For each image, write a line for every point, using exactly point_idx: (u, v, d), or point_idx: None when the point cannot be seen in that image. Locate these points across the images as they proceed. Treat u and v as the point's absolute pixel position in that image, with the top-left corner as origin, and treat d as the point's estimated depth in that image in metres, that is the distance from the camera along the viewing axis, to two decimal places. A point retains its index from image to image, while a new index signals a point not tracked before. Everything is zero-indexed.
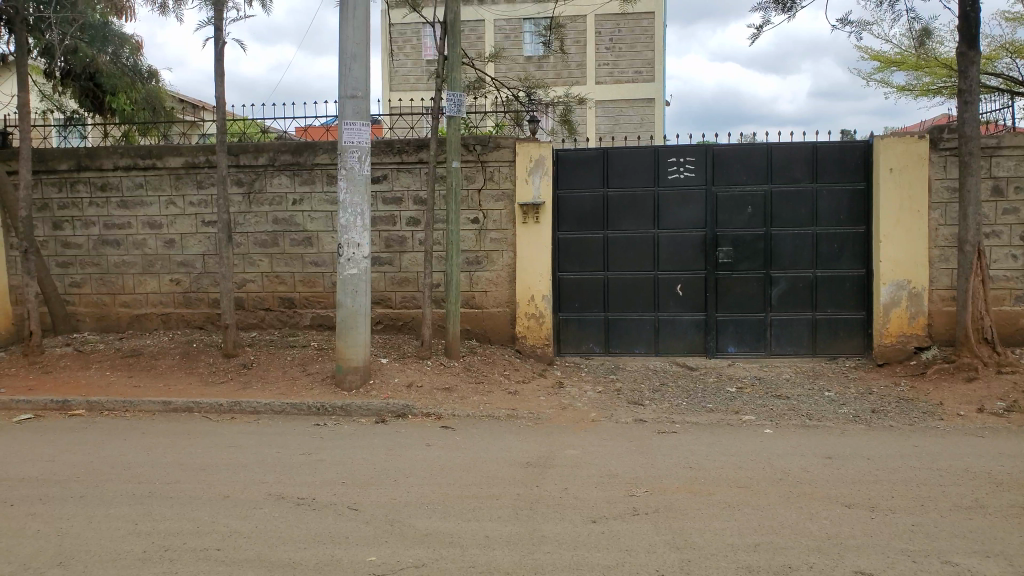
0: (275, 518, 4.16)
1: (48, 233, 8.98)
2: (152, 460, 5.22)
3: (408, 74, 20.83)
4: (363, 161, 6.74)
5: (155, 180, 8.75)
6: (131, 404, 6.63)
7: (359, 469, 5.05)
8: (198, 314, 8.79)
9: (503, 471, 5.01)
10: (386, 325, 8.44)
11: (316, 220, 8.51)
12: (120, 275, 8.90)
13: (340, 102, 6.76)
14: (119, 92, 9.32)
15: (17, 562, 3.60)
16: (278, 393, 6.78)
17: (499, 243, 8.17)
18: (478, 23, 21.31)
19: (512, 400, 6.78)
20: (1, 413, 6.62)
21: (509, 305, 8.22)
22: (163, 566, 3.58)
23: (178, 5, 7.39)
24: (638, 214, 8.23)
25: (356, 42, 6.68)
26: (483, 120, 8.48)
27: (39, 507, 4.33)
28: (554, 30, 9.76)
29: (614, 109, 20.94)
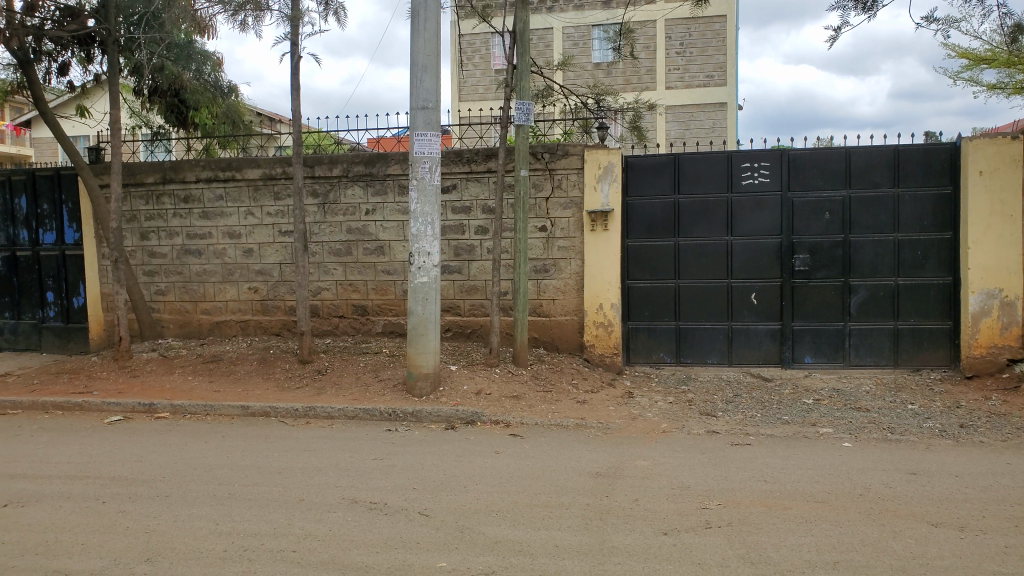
0: (348, 522, 4.24)
1: (136, 243, 9.42)
2: (231, 463, 5.39)
3: (477, 84, 21.06)
4: (434, 171, 6.83)
5: (235, 192, 9.07)
6: (212, 408, 6.88)
7: (430, 475, 5.11)
8: (276, 321, 9.05)
9: (573, 481, 4.98)
10: (455, 332, 8.54)
11: (388, 229, 8.67)
12: (202, 283, 9.26)
13: (411, 113, 6.88)
14: (202, 106, 9.69)
15: (109, 557, 3.77)
16: (351, 399, 6.93)
17: (568, 251, 8.16)
18: (547, 31, 21.37)
19: (581, 410, 6.75)
20: (93, 415, 6.96)
21: (578, 313, 8.19)
22: (242, 565, 3.69)
23: (258, 22, 7.66)
24: (710, 221, 8.09)
25: (427, 53, 6.78)
26: (552, 128, 8.38)
27: (128, 505, 4.53)
28: (624, 35, 9.68)
29: (685, 114, 20.74)
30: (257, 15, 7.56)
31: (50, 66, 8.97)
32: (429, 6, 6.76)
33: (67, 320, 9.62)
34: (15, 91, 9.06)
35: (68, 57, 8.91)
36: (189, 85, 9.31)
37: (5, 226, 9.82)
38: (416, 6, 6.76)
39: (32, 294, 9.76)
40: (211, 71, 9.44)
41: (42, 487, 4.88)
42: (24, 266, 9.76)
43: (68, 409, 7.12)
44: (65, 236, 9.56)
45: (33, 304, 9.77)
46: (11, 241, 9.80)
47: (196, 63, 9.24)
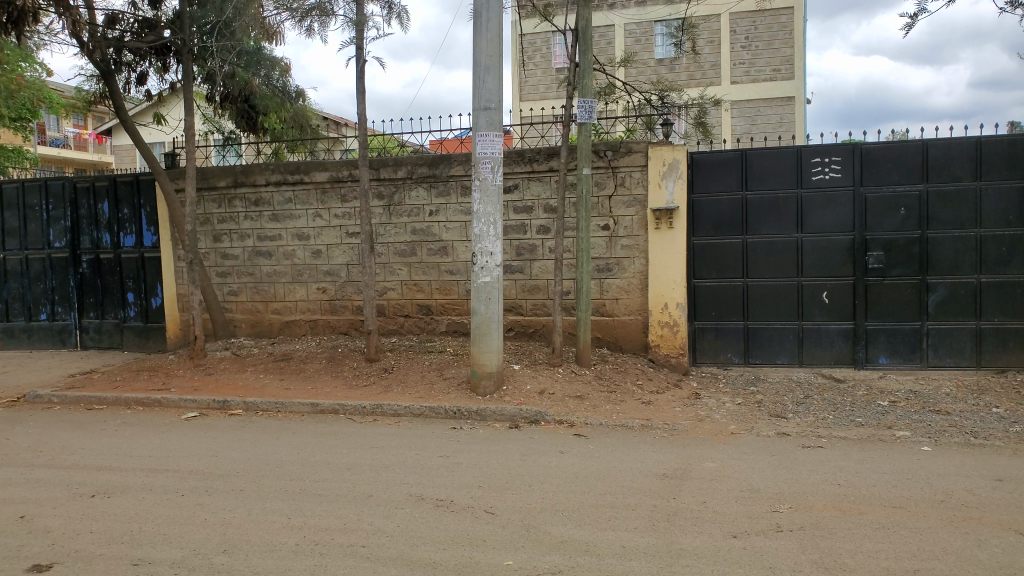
0: (416, 519, 4.30)
1: (210, 245, 9.74)
2: (302, 459, 5.53)
3: (538, 83, 21.06)
4: (497, 171, 6.86)
5: (303, 194, 9.29)
6: (283, 405, 7.06)
7: (495, 473, 5.13)
8: (343, 321, 9.24)
9: (639, 482, 4.93)
10: (518, 332, 8.56)
11: (452, 230, 8.75)
12: (273, 283, 9.51)
13: (473, 114, 6.92)
14: (271, 111, 9.94)
15: (189, 547, 3.91)
16: (417, 397, 7.02)
17: (631, 250, 8.08)
18: (608, 28, 21.35)
19: (646, 411, 6.67)
20: (171, 411, 7.23)
21: (642, 313, 8.11)
22: (314, 559, 3.77)
23: (325, 28, 7.83)
24: (779, 218, 7.91)
25: (489, 54, 6.81)
26: (614, 126, 8.28)
27: (206, 498, 4.69)
28: (687, 31, 9.53)
29: (752, 109, 20.27)
30: (323, 20, 7.72)
31: (129, 76, 9.33)
32: (491, 7, 6.78)
33: (146, 320, 10.02)
34: (97, 101, 9.46)
35: (146, 67, 9.26)
36: (259, 91, 9.57)
37: (89, 230, 10.28)
38: (478, 7, 6.80)
39: (114, 295, 10.19)
40: (280, 76, 9.68)
41: (126, 479, 5.10)
42: (107, 268, 10.19)
43: (148, 405, 7.42)
44: (144, 239, 9.95)
45: (115, 305, 10.20)
46: (95, 245, 10.25)
47: (265, 68, 9.50)
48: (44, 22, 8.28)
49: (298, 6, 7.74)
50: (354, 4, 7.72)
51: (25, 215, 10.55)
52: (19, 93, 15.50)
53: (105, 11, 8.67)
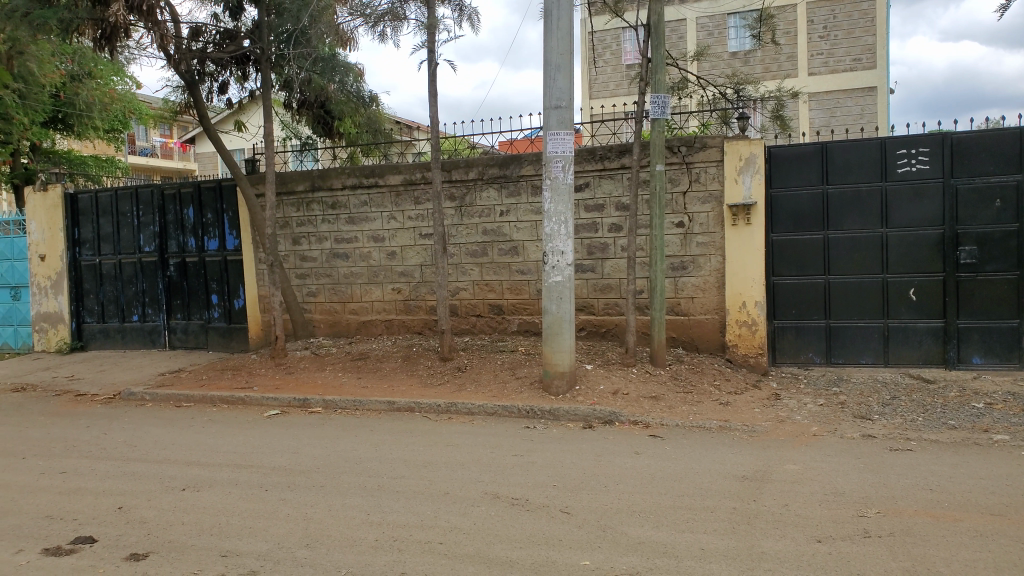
0: (492, 517, 4.32)
1: (289, 248, 10.04)
2: (379, 456, 5.63)
3: (608, 81, 20.90)
4: (568, 170, 6.83)
5: (378, 197, 9.46)
6: (360, 403, 7.21)
7: (569, 473, 5.11)
8: (417, 320, 9.38)
9: (717, 484, 4.83)
10: (590, 331, 8.51)
11: (523, 229, 8.76)
12: (350, 285, 9.73)
13: (545, 113, 6.91)
14: (346, 116, 10.17)
15: (274, 541, 4.03)
16: (490, 396, 7.05)
17: (707, 247, 7.93)
18: (680, 23, 21.05)
19: (723, 412, 6.53)
20: (254, 409, 7.48)
21: (719, 312, 7.95)
22: (393, 555, 3.83)
23: (397, 32, 7.98)
24: (863, 212, 7.62)
25: (561, 52, 6.79)
26: (688, 120, 8.20)
27: (288, 494, 4.82)
28: (764, 22, 9.28)
29: (832, 101, 19.62)
30: (395, 24, 7.85)
31: (212, 86, 9.70)
32: (562, 5, 6.76)
33: (230, 321, 10.38)
34: (182, 110, 9.86)
35: (227, 76, 9.61)
36: (334, 97, 9.82)
37: (176, 234, 10.71)
38: (548, 5, 6.79)
39: (199, 297, 10.60)
40: (354, 81, 9.90)
41: (213, 474, 5.30)
42: (193, 271, 10.61)
43: (232, 403, 7.69)
44: (227, 242, 10.31)
45: (200, 306, 10.61)
46: (181, 248, 10.68)
47: (340, 74, 9.70)
48: (133, 38, 8.67)
49: (371, 12, 7.88)
50: (426, 9, 7.83)
51: (118, 221, 11.09)
52: (110, 106, 16.48)
53: (189, 24, 9.02)
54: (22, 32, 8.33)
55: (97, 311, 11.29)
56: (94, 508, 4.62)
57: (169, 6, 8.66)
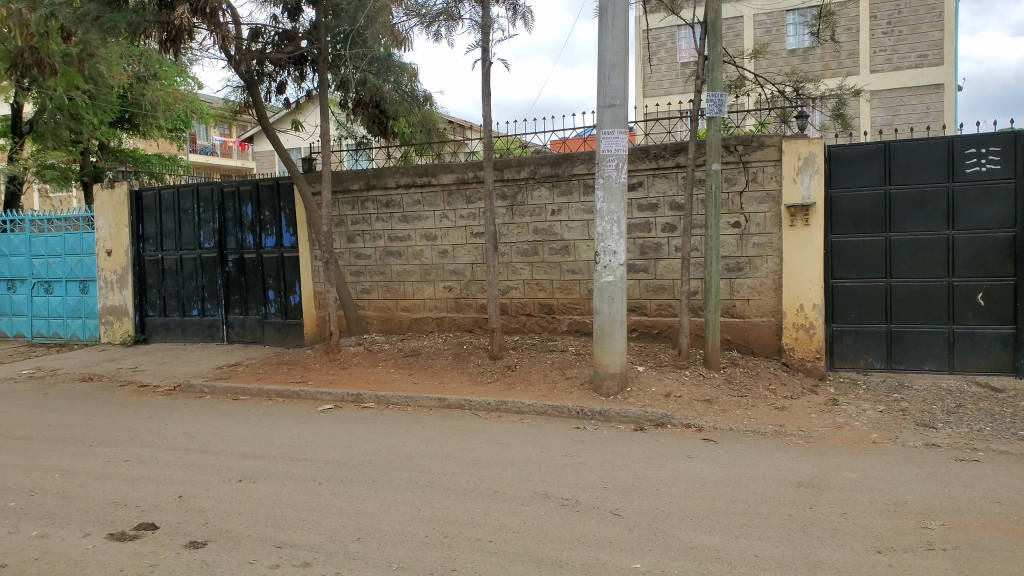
0: (543, 516, 4.31)
1: (344, 245, 10.20)
2: (430, 452, 5.67)
3: (662, 79, 20.68)
4: (621, 169, 6.77)
5: (431, 196, 9.53)
6: (412, 400, 7.28)
7: (620, 475, 5.07)
8: (468, 318, 9.42)
9: (773, 490, 4.72)
10: (642, 332, 8.43)
11: (574, 229, 8.72)
12: (402, 282, 9.83)
13: (598, 111, 6.87)
14: (400, 116, 10.30)
15: (326, 534, 4.08)
16: (541, 395, 7.04)
17: (764, 248, 7.78)
18: (736, 20, 20.71)
19: (779, 416, 6.39)
20: (308, 403, 7.61)
21: (775, 315, 7.79)
22: (444, 551, 3.85)
23: (451, 32, 8.03)
24: (928, 213, 7.38)
25: (615, 51, 6.74)
26: (745, 119, 8.05)
27: (341, 488, 4.89)
28: (824, 18, 9.05)
29: (894, 99, 19.07)
30: (450, 24, 7.90)
31: (270, 86, 9.91)
32: (617, 3, 6.70)
33: (285, 316, 10.57)
34: (242, 110, 10.08)
35: (285, 76, 9.82)
36: (389, 97, 9.94)
37: (235, 231, 10.96)
38: (604, 4, 6.74)
39: (257, 292, 10.83)
40: (408, 81, 9.99)
41: (268, 466, 5.41)
42: (251, 267, 10.85)
43: (287, 397, 7.84)
44: (284, 240, 10.51)
45: (257, 301, 10.84)
46: (240, 245, 10.92)
47: (395, 75, 9.84)
48: (197, 40, 8.92)
49: (426, 12, 7.95)
50: (480, 8, 7.86)
51: (180, 218, 11.40)
52: (175, 106, 16.93)
53: (250, 25, 9.22)
54: (93, 34, 8.61)
55: (159, 304, 11.64)
56: (155, 496, 4.76)
57: (230, 8, 8.86)
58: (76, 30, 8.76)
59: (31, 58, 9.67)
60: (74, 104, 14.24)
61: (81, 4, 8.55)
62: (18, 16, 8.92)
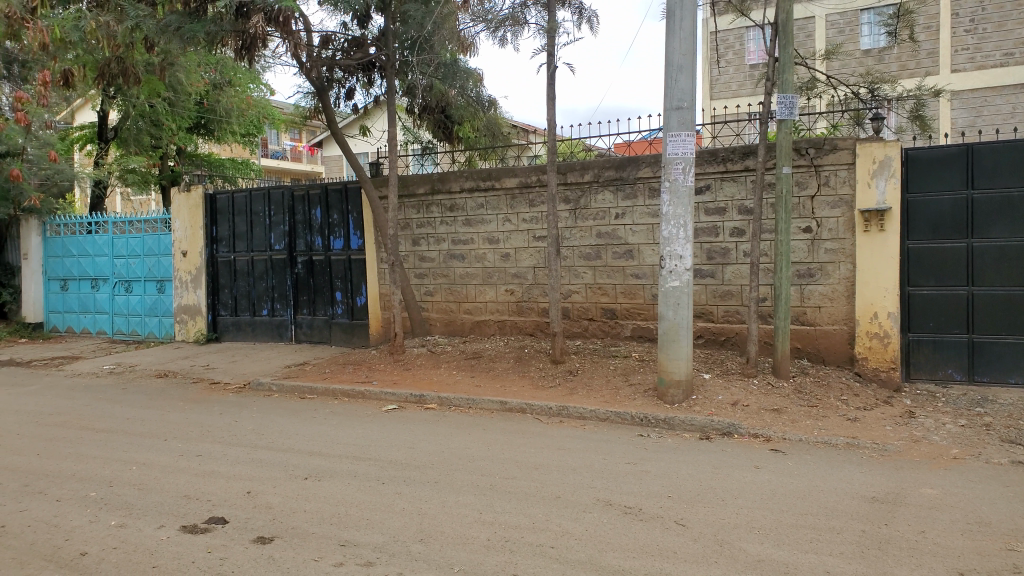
0: (605, 524, 4.25)
1: (409, 248, 10.33)
2: (492, 455, 5.67)
3: (730, 81, 20.32)
4: (688, 172, 6.66)
5: (494, 200, 9.55)
6: (474, 402, 7.31)
7: (684, 485, 4.96)
8: (529, 322, 9.40)
9: (844, 504, 4.56)
10: (708, 339, 8.27)
11: (638, 233, 8.61)
12: (466, 285, 9.89)
13: (665, 114, 6.77)
14: (465, 121, 10.40)
15: (389, 533, 4.12)
16: (603, 401, 6.96)
17: (836, 254, 7.55)
18: (808, 21, 20.25)
19: (851, 428, 6.17)
20: (373, 403, 7.72)
21: (848, 323, 7.55)
22: (505, 555, 3.84)
23: (516, 37, 8.05)
24: (1014, 219, 7.02)
25: (684, 53, 6.64)
26: (817, 122, 7.83)
27: (404, 488, 4.93)
28: (903, 16, 8.71)
29: (978, 99, 18.27)
30: (516, 29, 7.92)
31: (339, 92, 10.11)
32: (686, 5, 6.60)
33: (352, 317, 10.76)
34: (312, 116, 10.30)
35: (354, 82, 10.04)
36: (455, 103, 10.06)
37: (304, 234, 11.21)
38: (672, 5, 6.64)
39: (324, 293, 11.05)
40: (474, 87, 10.09)
41: (334, 464, 5.50)
42: (319, 268, 11.08)
43: (352, 396, 7.97)
44: (351, 242, 10.70)
45: (325, 302, 11.06)
46: (308, 247, 11.17)
47: (461, 80, 9.95)
48: (269, 48, 9.17)
49: (493, 17, 7.99)
50: (546, 12, 7.85)
51: (251, 220, 11.72)
52: (248, 111, 17.42)
53: (320, 32, 9.43)
54: (174, 44, 8.97)
55: (231, 304, 11.99)
56: (225, 491, 4.89)
57: (302, 17, 9.08)
58: (159, 41, 9.12)
59: (117, 67, 9.98)
60: (154, 110, 14.90)
61: (164, 15, 8.91)
62: (106, 28, 9.24)
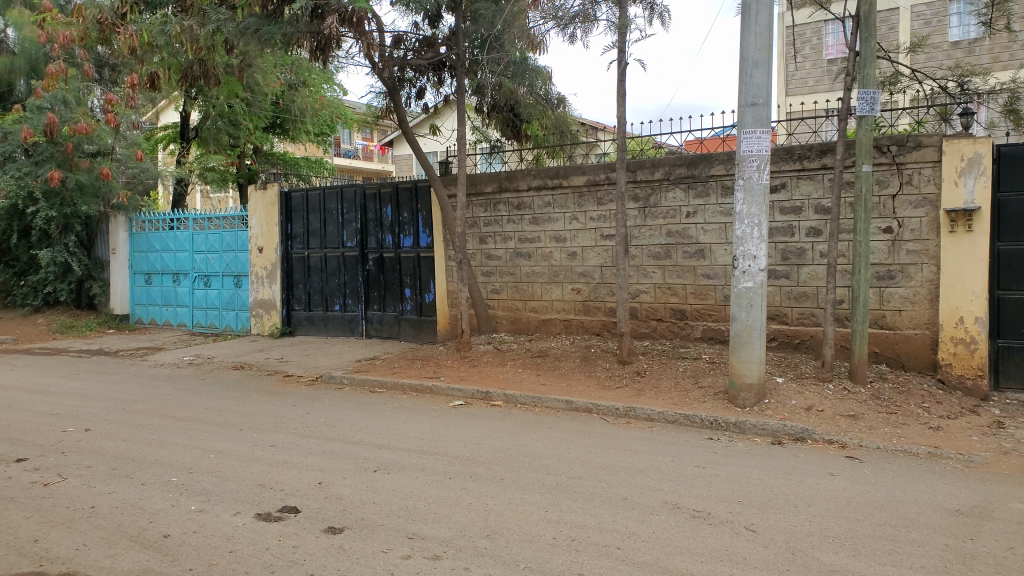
0: (673, 527, 4.19)
1: (476, 246, 10.40)
2: (559, 454, 5.66)
3: (807, 77, 19.77)
4: (763, 170, 6.50)
5: (562, 199, 9.52)
6: (540, 401, 7.31)
7: (756, 490, 4.85)
8: (596, 321, 9.33)
9: (925, 516, 4.37)
10: (781, 342, 8.06)
11: (709, 232, 8.46)
12: (532, 284, 9.90)
13: (740, 110, 6.62)
14: (533, 119, 10.45)
15: (456, 528, 4.16)
16: (671, 403, 6.86)
17: (919, 256, 7.26)
18: (891, 12, 19.58)
19: (933, 437, 5.92)
20: (440, 398, 7.81)
21: (931, 328, 7.25)
22: (571, 554, 3.82)
23: (587, 34, 8.00)
24: None
25: (759, 48, 6.48)
26: (899, 119, 7.52)
27: (470, 483, 4.97)
28: (998, 6, 8.29)
29: None
30: (586, 26, 7.89)
31: (410, 91, 10.23)
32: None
33: (420, 314, 10.91)
34: (383, 115, 10.46)
35: (424, 82, 10.17)
36: (523, 100, 10.16)
37: (375, 231, 11.41)
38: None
39: (394, 290, 11.23)
40: (542, 85, 10.19)
41: (402, 458, 5.58)
42: (389, 266, 11.26)
43: (420, 391, 8.09)
44: (420, 240, 10.84)
45: (395, 299, 11.23)
46: (379, 244, 11.36)
47: (530, 78, 10.10)
48: (342, 48, 9.37)
49: (563, 14, 7.98)
50: (618, 9, 7.77)
51: (325, 218, 11.99)
52: (322, 111, 17.86)
53: (393, 32, 9.57)
54: (252, 46, 9.27)
55: (304, 299, 12.29)
56: (298, 481, 5.02)
57: (375, 17, 9.24)
58: (239, 43, 9.42)
59: (198, 69, 10.36)
60: (233, 111, 15.45)
61: (243, 18, 9.21)
62: (189, 32, 9.50)
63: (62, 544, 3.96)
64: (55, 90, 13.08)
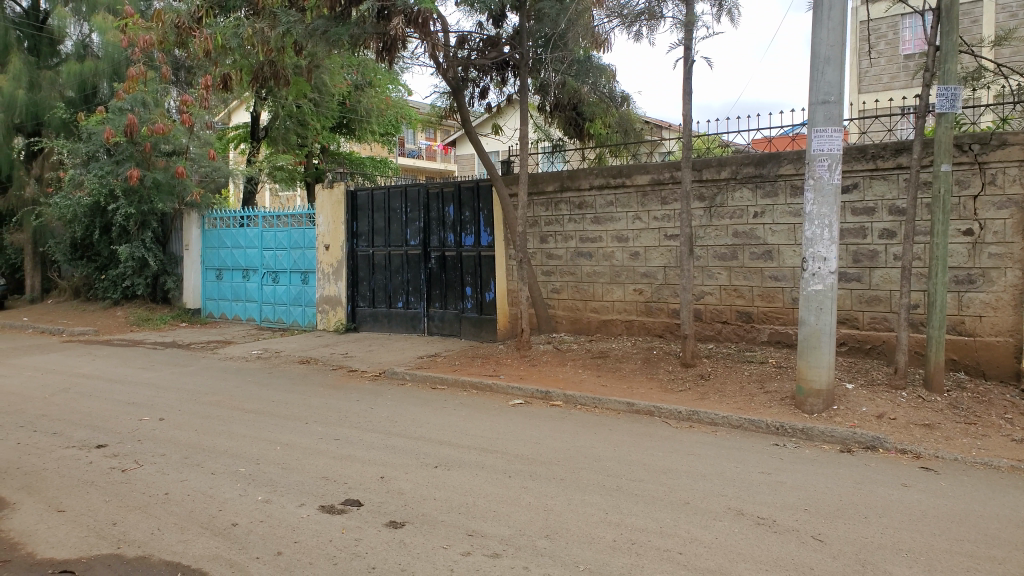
0: (737, 534, 4.10)
1: (537, 246, 10.40)
2: (619, 456, 5.61)
3: (881, 73, 19.12)
4: (834, 170, 6.30)
5: (624, 198, 9.44)
6: (601, 402, 7.26)
7: (824, 498, 4.71)
8: (659, 323, 9.21)
9: (1007, 532, 4.17)
10: (852, 347, 7.81)
11: (778, 233, 8.25)
12: (593, 284, 9.85)
13: (810, 109, 6.44)
14: (597, 118, 10.41)
15: (516, 527, 4.16)
16: (735, 408, 6.72)
17: (1002, 259, 6.93)
18: (974, 5, 18.77)
19: (1016, 449, 5.63)
20: (501, 397, 7.83)
21: (1015, 335, 6.91)
22: (631, 558, 3.78)
23: (652, 32, 7.92)
24: None
25: (831, 44, 6.29)
26: (983, 116, 7.20)
27: (530, 483, 4.96)
28: None
29: None
30: (652, 24, 7.80)
31: (474, 91, 10.27)
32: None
33: (481, 312, 10.96)
34: (447, 115, 10.54)
35: (488, 82, 10.21)
36: (586, 98, 10.14)
37: (437, 230, 11.51)
38: None
39: (455, 288, 11.30)
40: (606, 83, 10.15)
41: (463, 455, 5.60)
42: (451, 264, 11.35)
43: (480, 389, 8.12)
44: (482, 239, 10.90)
45: (456, 297, 11.31)
46: (441, 243, 11.46)
47: (593, 77, 10.08)
48: (408, 49, 9.48)
49: (628, 12, 7.94)
50: (685, 6, 7.65)
51: (389, 216, 12.16)
52: (388, 111, 18.14)
53: (457, 32, 9.64)
54: (321, 47, 9.48)
55: (368, 296, 12.49)
56: (361, 475, 5.09)
57: (440, 18, 9.32)
58: (308, 45, 9.62)
59: (269, 70, 10.58)
60: (301, 111, 15.85)
61: (312, 20, 9.41)
62: (261, 35, 9.65)
63: (138, 528, 4.11)
64: (136, 93, 13.75)
